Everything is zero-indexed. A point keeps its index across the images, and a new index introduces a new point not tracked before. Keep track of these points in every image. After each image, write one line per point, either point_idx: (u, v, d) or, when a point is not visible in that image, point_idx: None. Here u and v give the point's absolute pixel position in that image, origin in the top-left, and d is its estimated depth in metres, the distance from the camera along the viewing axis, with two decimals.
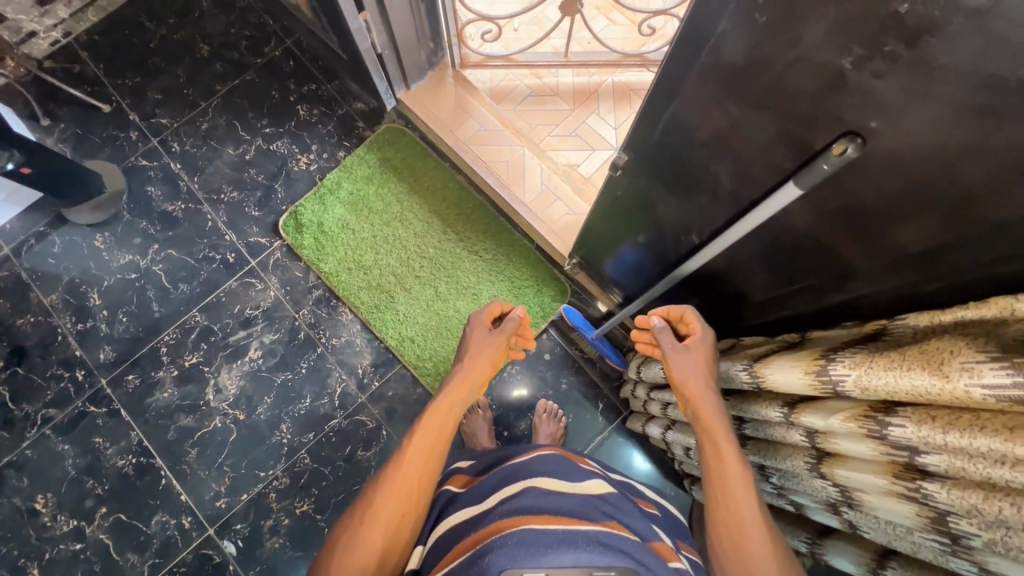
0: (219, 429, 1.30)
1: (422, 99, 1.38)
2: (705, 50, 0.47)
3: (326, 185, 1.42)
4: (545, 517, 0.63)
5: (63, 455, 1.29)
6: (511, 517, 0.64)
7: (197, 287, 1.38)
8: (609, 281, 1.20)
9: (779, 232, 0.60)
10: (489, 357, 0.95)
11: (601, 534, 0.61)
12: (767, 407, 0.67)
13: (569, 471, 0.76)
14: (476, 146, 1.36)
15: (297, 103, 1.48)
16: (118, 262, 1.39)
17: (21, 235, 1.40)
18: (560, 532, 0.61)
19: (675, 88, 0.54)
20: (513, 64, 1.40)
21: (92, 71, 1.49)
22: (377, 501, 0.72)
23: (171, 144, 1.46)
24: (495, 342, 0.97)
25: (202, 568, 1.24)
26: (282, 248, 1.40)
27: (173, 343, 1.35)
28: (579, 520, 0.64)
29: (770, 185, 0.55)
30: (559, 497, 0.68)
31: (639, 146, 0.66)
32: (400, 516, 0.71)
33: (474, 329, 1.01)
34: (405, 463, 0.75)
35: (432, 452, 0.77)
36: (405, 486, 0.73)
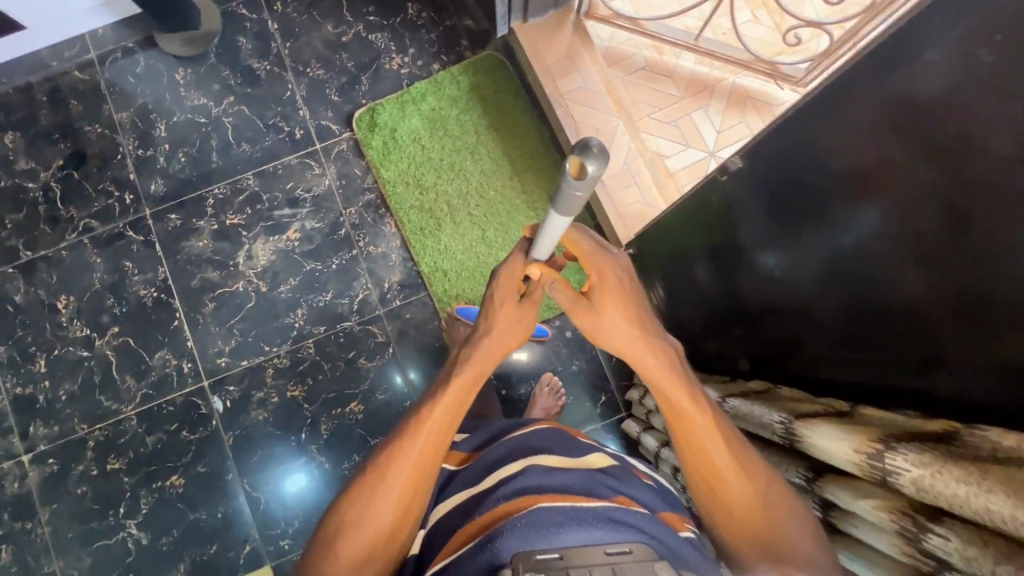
0: (240, 293, 1.33)
1: (535, 35, 1.30)
2: (898, 73, 0.45)
3: (411, 92, 1.38)
4: (551, 496, 0.63)
5: (94, 267, 1.33)
6: (520, 496, 0.64)
7: (259, 152, 1.38)
8: (657, 284, 1.16)
9: (873, 296, 0.55)
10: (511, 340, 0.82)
11: (610, 510, 0.61)
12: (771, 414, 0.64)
13: (579, 449, 0.76)
14: (573, 104, 1.29)
15: (408, 0, 1.42)
16: (192, 102, 1.39)
17: (110, 45, 1.41)
18: (569, 511, 0.61)
19: (839, 104, 0.51)
20: (638, 30, 1.29)
21: None
22: (386, 486, 0.72)
23: (274, 1, 1.42)
24: (525, 315, 0.83)
25: (188, 413, 1.29)
26: (350, 142, 1.38)
27: (220, 198, 1.36)
28: (586, 498, 0.63)
29: (890, 241, 0.50)
30: (563, 474, 0.68)
31: (760, 154, 0.62)
32: (408, 494, 0.72)
33: (500, 296, 0.82)
34: (419, 440, 0.74)
35: (446, 428, 0.76)
36: (416, 465, 0.73)
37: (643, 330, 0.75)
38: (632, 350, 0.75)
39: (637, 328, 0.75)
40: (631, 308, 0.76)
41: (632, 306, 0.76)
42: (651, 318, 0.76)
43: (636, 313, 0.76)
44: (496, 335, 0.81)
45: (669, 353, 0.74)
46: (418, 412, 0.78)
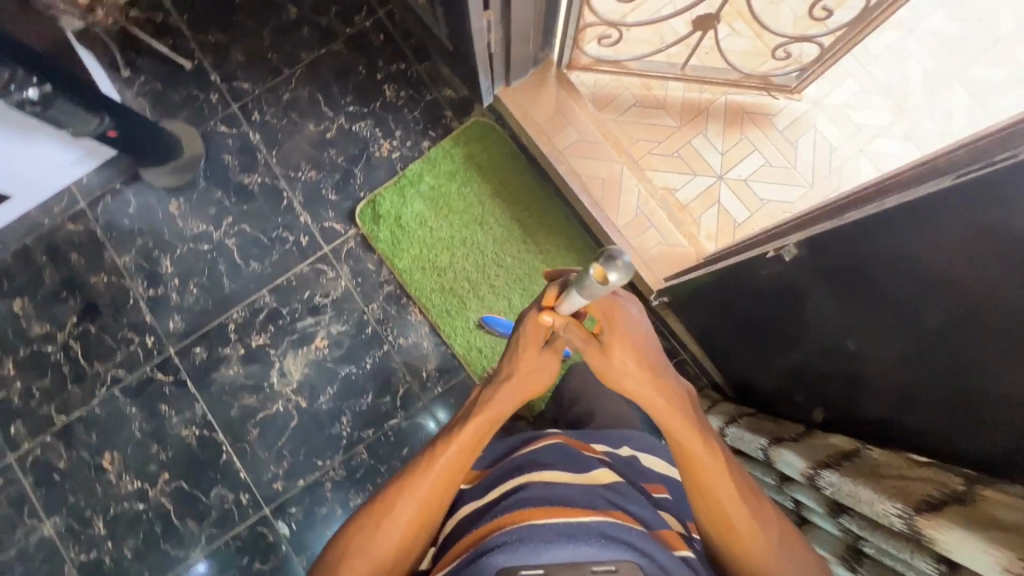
0: (281, 413, 1.31)
1: (521, 97, 1.29)
2: (994, 206, 0.47)
3: (408, 176, 1.37)
4: (545, 509, 0.66)
5: (131, 417, 1.32)
6: (514, 511, 0.67)
7: (269, 267, 1.36)
8: (698, 326, 1.15)
9: (946, 384, 0.58)
10: (527, 388, 0.83)
11: (605, 526, 0.63)
12: (881, 501, 0.61)
13: (581, 460, 0.78)
14: (574, 158, 1.27)
15: (384, 83, 1.40)
16: (192, 230, 1.37)
17: (98, 190, 1.38)
18: (556, 525, 0.64)
19: (926, 214, 0.54)
20: (623, 71, 1.28)
21: (175, 21, 1.42)
22: (397, 511, 0.75)
23: (252, 112, 1.41)
24: (546, 356, 0.82)
25: (257, 544, 1.28)
26: (357, 237, 1.36)
27: (241, 321, 1.34)
28: (582, 512, 0.66)
29: (971, 341, 0.53)
30: (562, 486, 0.71)
31: (841, 235, 0.66)
32: (417, 525, 0.75)
33: (524, 338, 0.80)
34: (431, 474, 0.77)
35: (458, 467, 0.78)
36: (429, 497, 0.76)
37: (653, 373, 0.75)
38: (644, 393, 0.76)
39: (645, 370, 0.75)
40: (642, 353, 0.75)
41: (639, 350, 0.75)
42: (659, 360, 0.76)
43: (646, 359, 0.75)
44: (514, 383, 0.82)
45: (682, 397, 0.76)
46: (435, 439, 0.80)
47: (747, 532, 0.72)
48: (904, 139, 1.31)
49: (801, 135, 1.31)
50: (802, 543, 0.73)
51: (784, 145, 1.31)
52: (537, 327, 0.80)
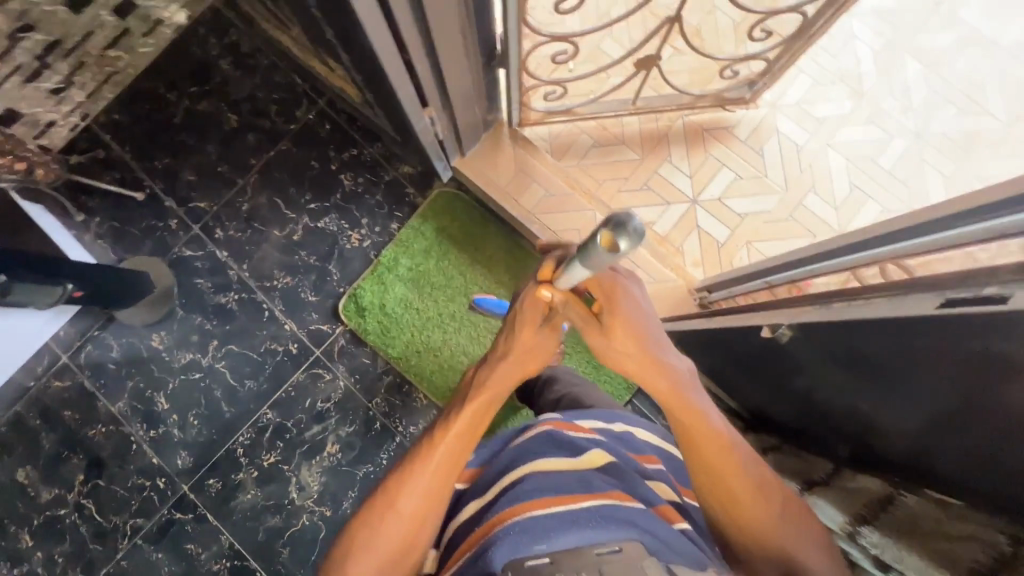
0: (308, 527, 1.29)
1: (479, 164, 1.27)
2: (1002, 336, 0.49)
3: (383, 262, 1.34)
4: (545, 501, 0.68)
5: (159, 563, 1.29)
6: (519, 501, 0.69)
7: (264, 383, 1.34)
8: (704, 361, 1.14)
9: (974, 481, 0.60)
10: (526, 367, 0.77)
11: (604, 509, 0.66)
12: (931, 571, 0.59)
13: (571, 445, 0.79)
14: (544, 215, 1.25)
15: (339, 173, 1.38)
16: (180, 361, 1.35)
17: (77, 341, 1.36)
18: (561, 512, 0.66)
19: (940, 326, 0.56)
20: (576, 117, 1.26)
21: (118, 155, 1.40)
22: (397, 507, 0.75)
23: (214, 229, 1.38)
24: (544, 336, 0.75)
25: None
26: (346, 334, 1.34)
27: (248, 443, 1.32)
28: (582, 499, 0.68)
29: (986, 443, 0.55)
30: (557, 475, 0.73)
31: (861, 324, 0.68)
32: (420, 517, 0.75)
33: (519, 321, 0.74)
34: (429, 461, 0.76)
35: (456, 456, 0.77)
36: (432, 487, 0.76)
37: (658, 356, 0.70)
38: (645, 373, 0.71)
39: (648, 353, 0.70)
40: (642, 335, 0.69)
41: (643, 333, 0.69)
42: (665, 343, 0.71)
43: (647, 340, 0.69)
44: (512, 362, 0.76)
45: (689, 378, 0.72)
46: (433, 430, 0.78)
47: (750, 501, 0.71)
48: (869, 124, 1.30)
49: (766, 143, 1.29)
50: (806, 517, 0.72)
51: (751, 155, 1.29)
52: (532, 302, 0.72)
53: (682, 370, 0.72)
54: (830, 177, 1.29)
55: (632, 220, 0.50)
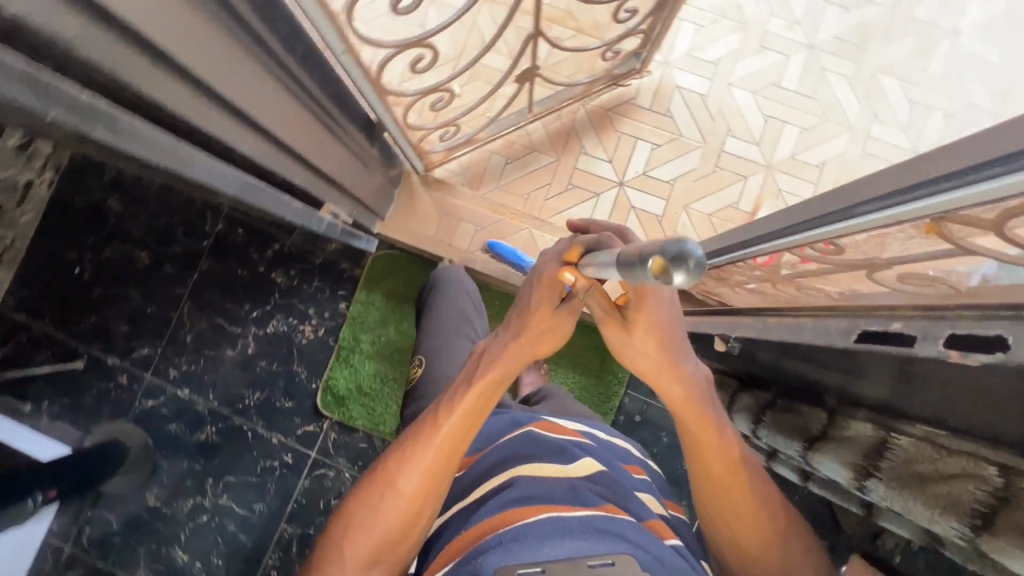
0: None
1: (402, 221, 1.23)
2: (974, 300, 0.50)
3: (345, 345, 1.32)
4: (536, 507, 0.67)
5: None
6: (511, 510, 0.67)
7: (273, 500, 1.31)
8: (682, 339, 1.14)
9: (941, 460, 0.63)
10: (534, 350, 0.78)
11: (596, 520, 0.65)
12: (939, 517, 0.61)
13: (568, 454, 0.80)
14: (483, 249, 1.23)
15: (270, 272, 1.33)
16: (183, 509, 1.32)
17: (73, 528, 1.31)
18: (552, 521, 0.64)
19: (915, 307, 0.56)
20: (479, 143, 1.22)
21: (40, 331, 1.33)
22: (397, 487, 0.74)
23: (167, 370, 1.33)
24: (562, 321, 0.77)
25: None
26: (334, 426, 1.32)
27: (279, 563, 1.30)
28: (575, 508, 0.67)
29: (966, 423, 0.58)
30: (545, 483, 0.73)
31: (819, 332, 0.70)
32: (419, 501, 0.73)
33: (540, 305, 0.76)
34: (432, 438, 0.75)
35: (459, 437, 0.75)
36: (433, 463, 0.74)
37: (670, 365, 0.71)
38: (662, 374, 0.72)
39: (665, 356, 0.70)
40: (664, 337, 0.69)
41: (661, 334, 0.69)
42: (683, 345, 0.71)
43: (669, 342, 0.69)
44: (526, 342, 0.78)
45: (706, 386, 0.73)
46: (439, 408, 0.77)
47: (743, 507, 0.73)
48: (762, 50, 1.28)
49: (670, 103, 1.27)
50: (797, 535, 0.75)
51: (659, 121, 1.27)
52: (558, 283, 0.75)
53: (698, 377, 0.72)
54: (741, 116, 1.28)
55: (693, 245, 0.39)
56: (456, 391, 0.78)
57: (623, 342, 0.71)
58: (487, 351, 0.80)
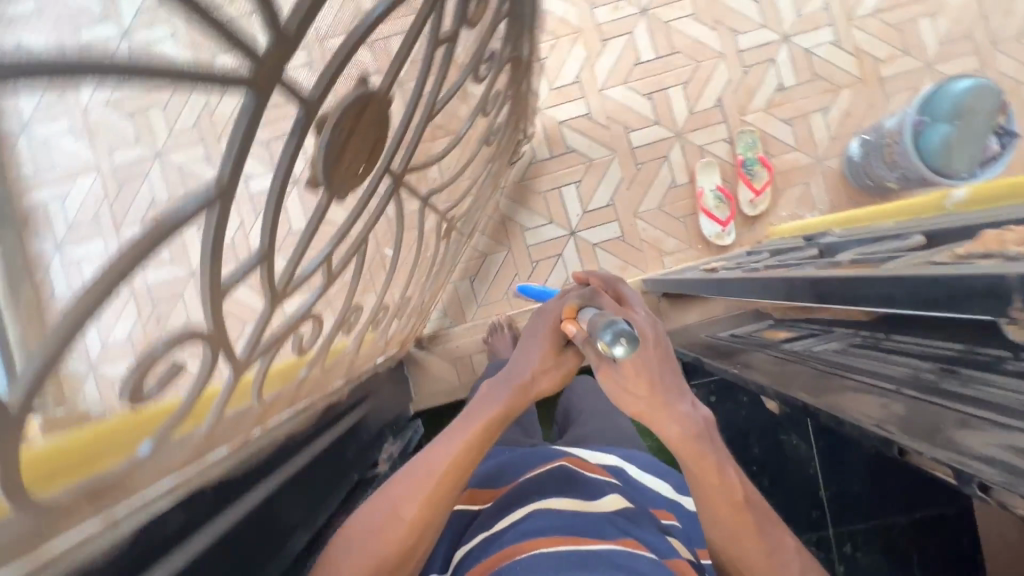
0: None
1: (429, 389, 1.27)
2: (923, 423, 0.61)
3: None
4: (557, 539, 0.59)
5: None
6: (521, 541, 0.59)
7: None
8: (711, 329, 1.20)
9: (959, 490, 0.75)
10: (536, 394, 0.65)
11: (615, 554, 0.56)
12: None
13: (583, 489, 0.70)
14: None
15: None
16: None
17: None
18: (563, 550, 0.56)
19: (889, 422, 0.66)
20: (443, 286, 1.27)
21: None
22: (399, 520, 0.58)
23: None
24: (565, 359, 0.66)
25: None
26: None
27: None
28: (591, 539, 0.58)
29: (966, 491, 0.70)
30: (566, 515, 0.63)
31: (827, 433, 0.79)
32: (420, 526, 0.58)
33: (541, 347, 0.64)
34: (436, 461, 0.60)
35: (472, 459, 0.61)
36: (444, 487, 0.59)
37: (656, 398, 0.59)
38: (654, 418, 0.60)
39: (658, 396, 0.59)
40: (654, 373, 0.59)
41: (652, 380, 0.58)
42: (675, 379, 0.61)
43: (659, 381, 0.59)
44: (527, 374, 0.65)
45: (698, 429, 0.60)
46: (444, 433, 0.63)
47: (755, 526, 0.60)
48: (607, 44, 1.31)
49: (565, 141, 1.31)
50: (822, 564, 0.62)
51: (567, 161, 1.31)
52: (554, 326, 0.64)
53: (692, 419, 0.60)
54: (628, 110, 1.31)
55: (620, 327, 0.49)
56: (474, 409, 0.64)
57: (614, 388, 0.60)
58: (500, 377, 0.67)
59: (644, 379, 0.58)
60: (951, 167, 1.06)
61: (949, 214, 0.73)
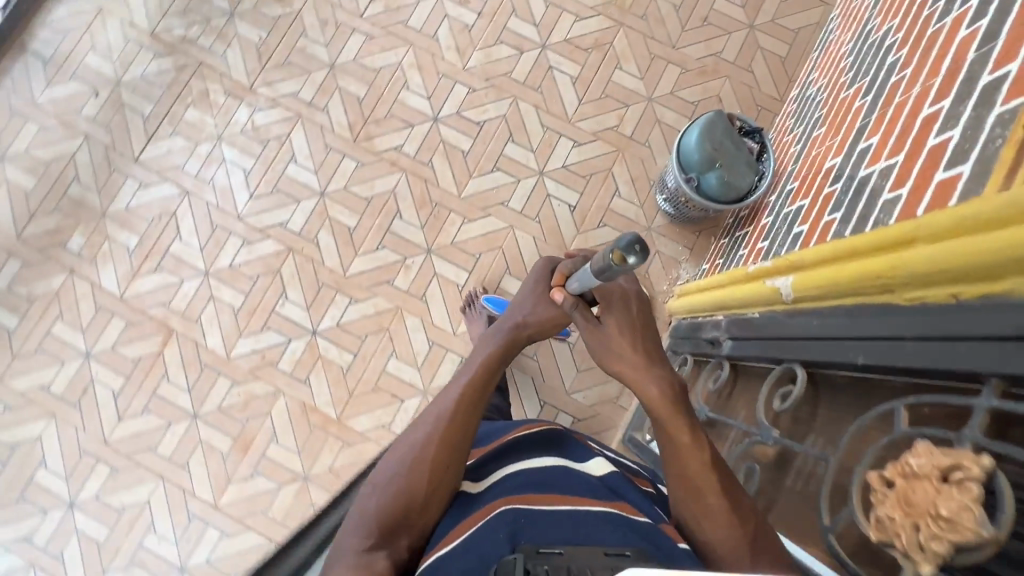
0: None
1: None
2: None
3: None
4: (555, 497, 0.63)
5: None
6: (523, 492, 0.63)
7: None
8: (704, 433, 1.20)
9: None
10: (528, 323, 0.79)
11: (612, 513, 0.60)
12: None
13: (577, 455, 0.73)
14: None
15: None
16: None
17: None
18: (571, 514, 0.60)
19: None
20: None
21: None
22: (432, 451, 0.65)
23: None
24: (551, 309, 0.80)
25: None
26: None
27: None
28: (586, 501, 0.62)
29: None
30: (566, 476, 0.67)
31: None
32: (436, 462, 0.64)
33: (535, 292, 0.80)
34: (442, 410, 0.69)
35: (468, 409, 0.69)
36: (451, 435, 0.67)
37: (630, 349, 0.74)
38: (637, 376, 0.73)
39: (640, 360, 0.74)
40: (632, 328, 0.76)
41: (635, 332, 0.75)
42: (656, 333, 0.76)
43: (637, 333, 0.75)
44: (528, 312, 0.80)
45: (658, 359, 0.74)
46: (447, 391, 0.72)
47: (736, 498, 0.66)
48: (427, 297, 1.35)
49: None
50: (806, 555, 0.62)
51: None
52: (547, 290, 0.81)
53: (670, 383, 0.72)
54: None
55: (632, 238, 0.58)
56: (478, 351, 0.77)
57: (604, 340, 0.76)
58: (505, 318, 0.82)
59: (630, 332, 0.75)
60: (748, 183, 1.12)
61: (794, 313, 0.76)
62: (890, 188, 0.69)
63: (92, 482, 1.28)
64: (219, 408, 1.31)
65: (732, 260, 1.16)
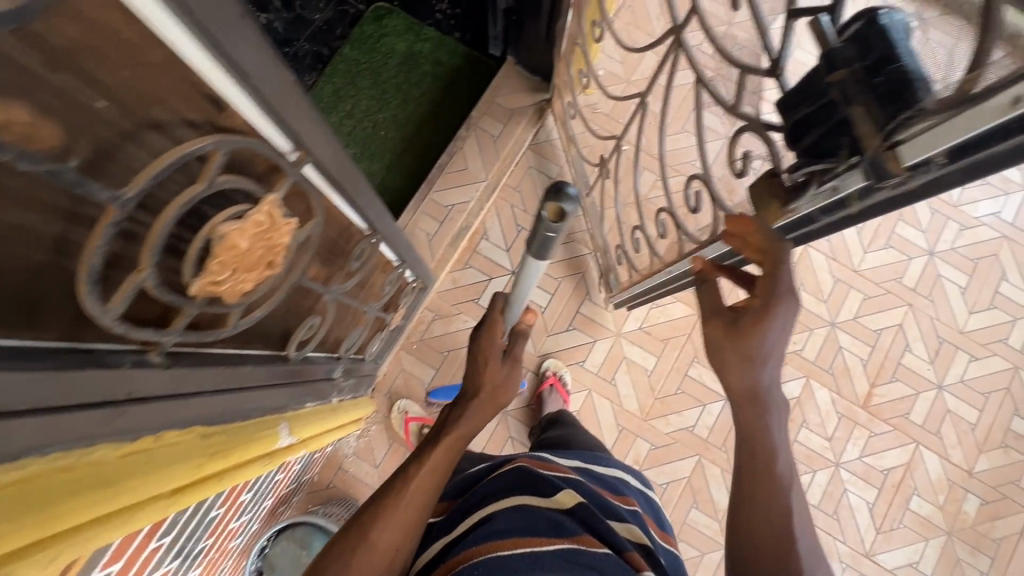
0: None
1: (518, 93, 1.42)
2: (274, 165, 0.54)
3: (422, 28, 1.50)
4: (512, 540, 0.63)
5: None
6: (480, 544, 0.64)
7: None
8: (395, 322, 1.21)
9: None
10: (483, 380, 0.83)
11: (564, 552, 0.62)
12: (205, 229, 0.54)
13: (543, 484, 0.75)
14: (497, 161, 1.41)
15: None
16: None
17: None
18: (527, 554, 0.61)
19: None
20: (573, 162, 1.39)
21: None
22: (374, 534, 0.63)
23: None
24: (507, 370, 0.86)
25: None
26: (360, 7, 1.51)
27: None
28: (547, 540, 0.64)
29: None
30: (521, 515, 0.68)
31: None
32: (394, 543, 0.64)
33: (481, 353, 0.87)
34: (404, 493, 0.67)
35: (429, 491, 0.68)
36: (416, 512, 0.66)
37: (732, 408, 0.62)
38: (741, 410, 0.61)
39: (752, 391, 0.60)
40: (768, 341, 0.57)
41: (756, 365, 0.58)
42: (777, 358, 0.58)
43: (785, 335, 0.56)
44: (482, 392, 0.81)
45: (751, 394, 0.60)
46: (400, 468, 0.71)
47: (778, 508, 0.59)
48: (619, 426, 1.35)
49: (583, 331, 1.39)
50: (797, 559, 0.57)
51: (565, 315, 1.40)
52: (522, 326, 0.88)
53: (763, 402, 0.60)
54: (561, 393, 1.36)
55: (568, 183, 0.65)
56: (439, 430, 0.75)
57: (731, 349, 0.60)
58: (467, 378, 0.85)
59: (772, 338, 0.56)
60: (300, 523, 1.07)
61: (284, 409, 0.77)
62: (161, 542, 0.63)
63: (916, 271, 1.44)
64: (810, 331, 1.41)
65: (308, 456, 1.10)
